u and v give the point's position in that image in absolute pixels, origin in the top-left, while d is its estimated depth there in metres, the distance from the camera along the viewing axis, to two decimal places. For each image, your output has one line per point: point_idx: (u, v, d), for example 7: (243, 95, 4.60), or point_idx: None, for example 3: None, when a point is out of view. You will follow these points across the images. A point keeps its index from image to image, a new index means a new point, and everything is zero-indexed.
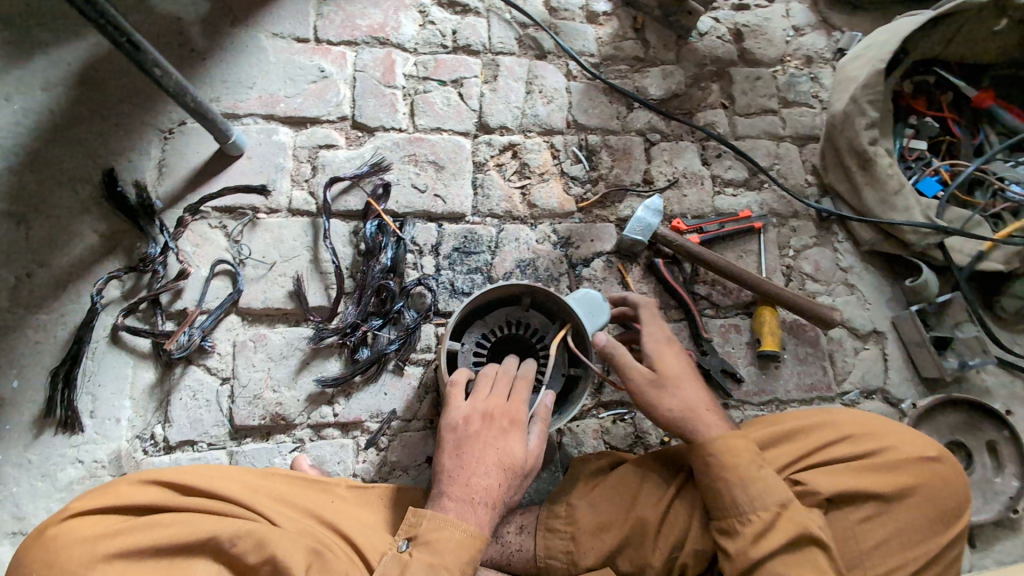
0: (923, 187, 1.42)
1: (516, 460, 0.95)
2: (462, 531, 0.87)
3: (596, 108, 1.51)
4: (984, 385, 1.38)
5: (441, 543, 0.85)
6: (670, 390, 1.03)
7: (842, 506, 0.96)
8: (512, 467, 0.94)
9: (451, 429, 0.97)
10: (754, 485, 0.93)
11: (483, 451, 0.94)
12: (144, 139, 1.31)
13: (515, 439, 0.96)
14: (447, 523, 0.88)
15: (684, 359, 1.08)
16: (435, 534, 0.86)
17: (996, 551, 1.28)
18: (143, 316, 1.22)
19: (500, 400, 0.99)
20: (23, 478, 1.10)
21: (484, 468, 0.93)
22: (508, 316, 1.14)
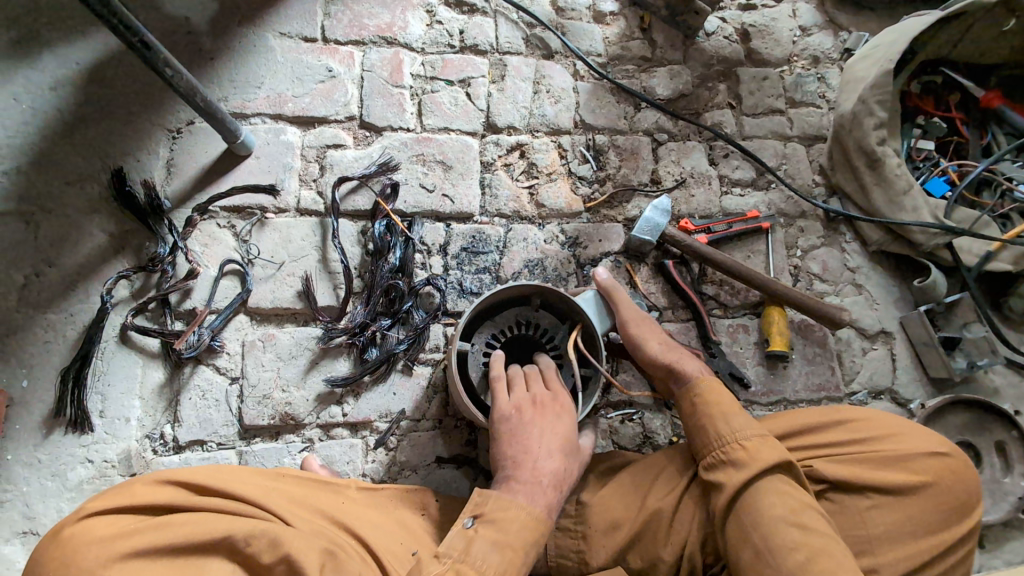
0: (931, 187, 1.42)
1: (572, 443, 0.99)
2: (534, 509, 0.88)
3: (603, 108, 1.50)
4: (992, 385, 1.38)
5: (515, 521, 0.86)
6: (651, 329, 1.14)
7: (854, 503, 0.96)
8: (569, 448, 0.98)
9: (502, 417, 0.98)
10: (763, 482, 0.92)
11: (540, 437, 0.96)
12: (152, 139, 1.31)
13: (568, 424, 1.00)
14: (515, 504, 0.88)
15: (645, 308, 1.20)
16: (507, 514, 0.86)
17: (1004, 551, 1.28)
18: (151, 315, 1.22)
19: (542, 390, 1.03)
20: (33, 477, 1.10)
21: (546, 451, 0.95)
22: (518, 316, 1.14)
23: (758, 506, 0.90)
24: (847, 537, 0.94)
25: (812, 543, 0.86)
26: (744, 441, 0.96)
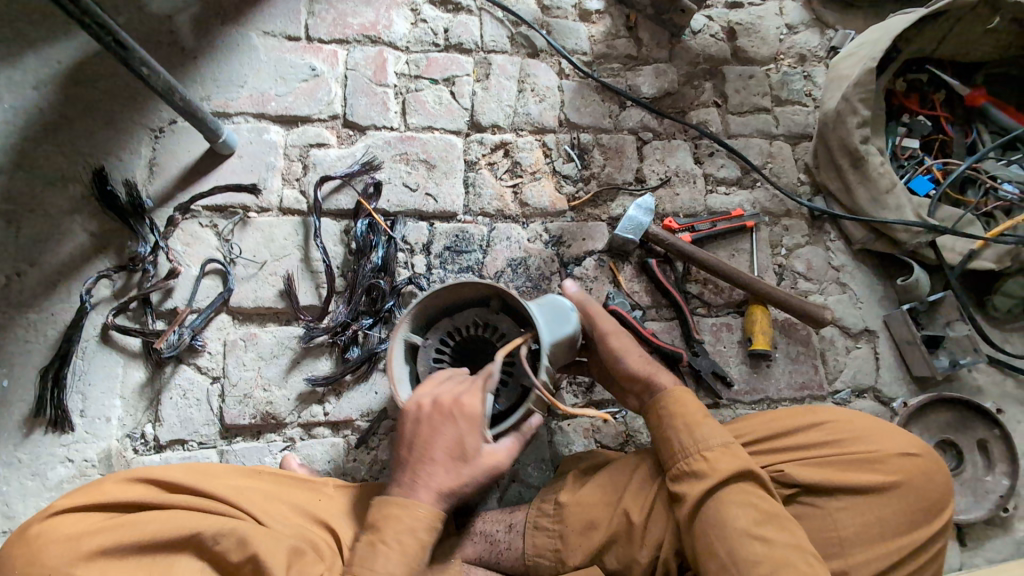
0: (916, 185, 1.42)
1: (467, 451, 0.91)
2: (411, 518, 0.87)
3: (588, 107, 1.50)
4: (976, 383, 1.38)
5: (396, 533, 0.86)
6: (628, 342, 1.12)
7: (825, 505, 0.96)
8: (461, 454, 0.91)
9: (406, 412, 0.94)
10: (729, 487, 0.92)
11: (434, 437, 0.91)
12: (135, 137, 1.31)
13: (468, 433, 0.91)
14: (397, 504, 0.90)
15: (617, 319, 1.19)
16: (389, 526, 0.87)
17: (986, 549, 1.28)
18: (133, 315, 1.22)
19: (454, 392, 0.93)
20: (12, 477, 1.10)
21: (432, 453, 0.91)
22: (476, 316, 1.04)
23: (729, 506, 0.90)
24: (817, 540, 0.95)
25: (779, 546, 0.86)
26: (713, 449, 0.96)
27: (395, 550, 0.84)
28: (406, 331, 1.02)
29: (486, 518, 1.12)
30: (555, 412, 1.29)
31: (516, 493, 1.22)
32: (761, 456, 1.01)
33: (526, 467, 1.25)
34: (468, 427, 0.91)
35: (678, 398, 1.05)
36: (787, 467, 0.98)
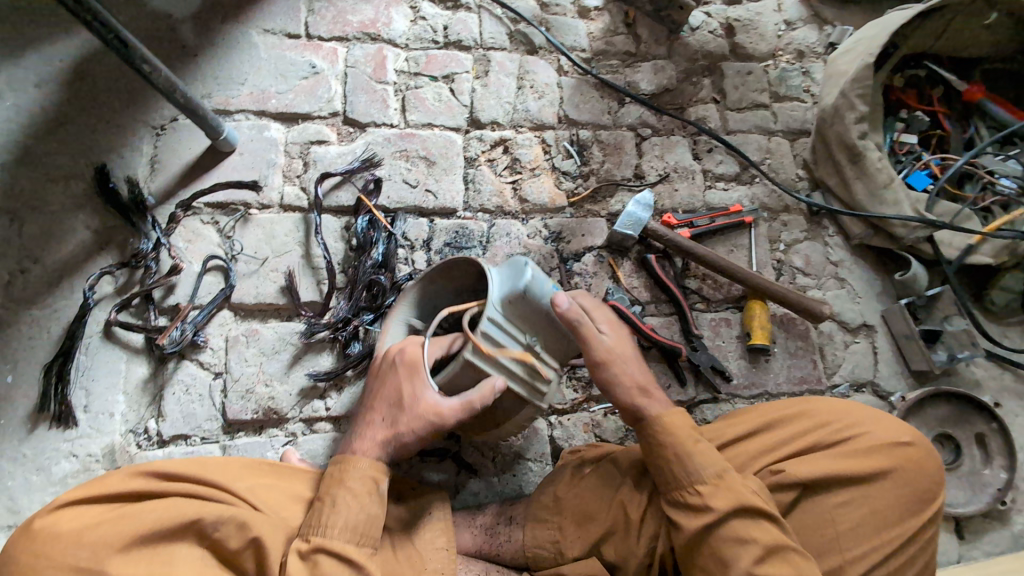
0: (914, 180, 1.42)
1: (407, 399, 0.98)
2: (349, 473, 0.93)
3: (587, 103, 1.51)
4: (973, 377, 1.38)
5: (332, 490, 0.90)
6: (623, 365, 1.05)
7: (823, 500, 0.96)
8: (401, 401, 0.98)
9: (374, 367, 1.06)
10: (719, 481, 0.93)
11: (384, 390, 1.00)
12: (136, 135, 1.32)
13: (409, 380, 0.99)
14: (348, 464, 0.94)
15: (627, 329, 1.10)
16: (327, 485, 0.92)
17: (984, 542, 1.29)
18: (135, 311, 1.23)
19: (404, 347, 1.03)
20: (17, 472, 1.11)
21: (377, 401, 1.00)
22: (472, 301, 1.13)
23: (728, 497, 0.91)
24: (815, 533, 0.95)
25: (771, 538, 0.88)
26: (708, 480, 0.94)
27: (332, 507, 0.89)
28: (405, 314, 1.14)
29: (487, 513, 1.14)
30: (554, 407, 1.30)
31: (516, 487, 1.24)
32: (757, 456, 1.00)
33: (526, 461, 1.26)
34: (410, 377, 0.99)
35: (670, 421, 1.00)
36: (783, 465, 0.98)
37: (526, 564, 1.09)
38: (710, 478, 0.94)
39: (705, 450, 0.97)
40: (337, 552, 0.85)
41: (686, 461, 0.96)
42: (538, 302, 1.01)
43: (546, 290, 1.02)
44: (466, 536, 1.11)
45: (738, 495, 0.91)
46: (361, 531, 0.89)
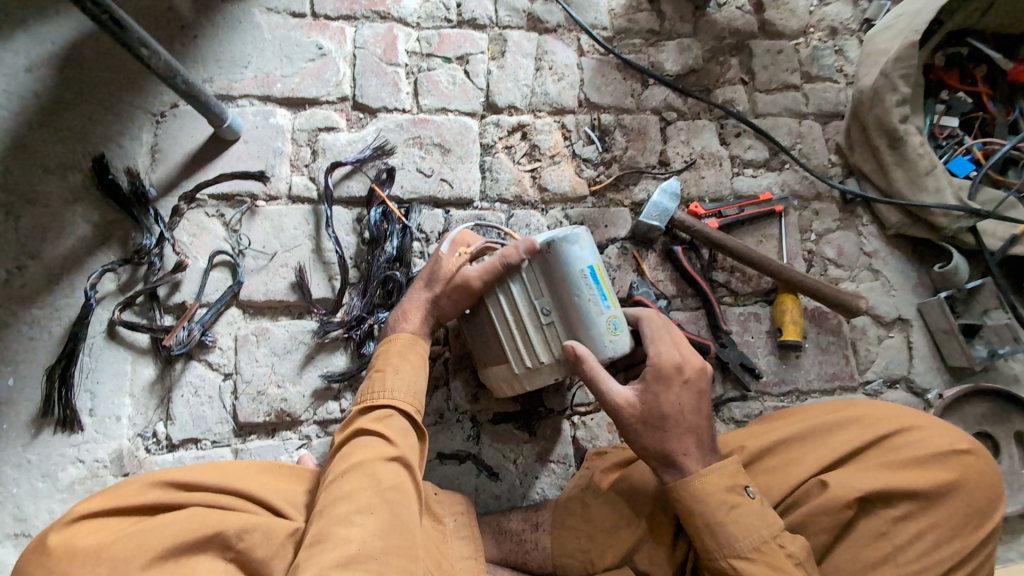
0: (955, 166, 1.35)
1: (440, 270, 1.07)
2: (400, 345, 1.03)
3: (609, 85, 1.43)
4: (1012, 373, 1.33)
5: (388, 360, 1.00)
6: (642, 425, 0.92)
7: (879, 515, 0.89)
8: (434, 277, 1.08)
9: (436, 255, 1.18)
10: (730, 528, 0.86)
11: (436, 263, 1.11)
12: (134, 123, 1.24)
13: (450, 257, 1.09)
14: (403, 343, 1.04)
15: (687, 393, 0.95)
16: (382, 358, 1.02)
17: (1020, 543, 1.26)
18: (140, 309, 1.17)
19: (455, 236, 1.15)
20: (23, 478, 1.07)
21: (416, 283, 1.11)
22: None
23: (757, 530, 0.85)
24: (869, 550, 0.88)
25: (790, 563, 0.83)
26: (745, 553, 0.85)
27: (391, 373, 0.99)
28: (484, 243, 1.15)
29: (512, 517, 1.10)
30: (576, 407, 1.25)
31: (536, 493, 1.19)
32: (805, 463, 0.96)
33: (549, 464, 1.22)
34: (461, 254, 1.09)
35: (705, 486, 0.88)
36: (828, 477, 0.92)
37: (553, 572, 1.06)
38: (749, 552, 0.84)
39: (741, 517, 0.86)
40: (397, 408, 0.95)
41: (719, 531, 0.86)
42: (561, 266, 0.96)
43: (579, 262, 0.95)
44: (491, 543, 1.08)
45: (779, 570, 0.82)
46: (418, 395, 0.99)
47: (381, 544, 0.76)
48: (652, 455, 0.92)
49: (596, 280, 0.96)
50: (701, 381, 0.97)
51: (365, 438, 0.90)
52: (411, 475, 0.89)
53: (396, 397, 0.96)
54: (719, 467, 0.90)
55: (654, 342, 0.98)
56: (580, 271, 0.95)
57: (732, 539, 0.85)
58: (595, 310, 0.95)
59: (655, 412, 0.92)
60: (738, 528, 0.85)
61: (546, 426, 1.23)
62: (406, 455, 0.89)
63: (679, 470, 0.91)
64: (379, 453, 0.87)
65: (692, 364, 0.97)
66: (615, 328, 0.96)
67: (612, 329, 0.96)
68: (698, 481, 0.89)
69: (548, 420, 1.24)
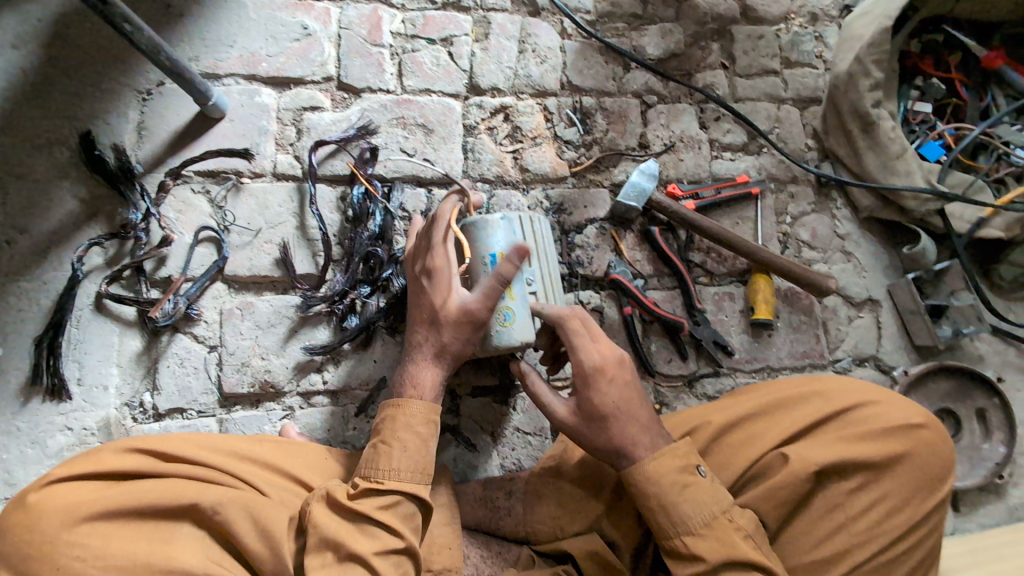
0: (926, 151, 1.39)
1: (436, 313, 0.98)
2: (406, 415, 0.93)
3: (591, 69, 1.45)
4: (977, 352, 1.38)
5: (395, 432, 0.91)
6: (588, 428, 0.95)
7: (833, 488, 0.92)
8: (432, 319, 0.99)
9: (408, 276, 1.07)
10: (677, 508, 0.89)
11: (416, 309, 1.02)
12: (121, 100, 1.26)
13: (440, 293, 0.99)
14: (411, 415, 0.93)
15: (621, 387, 0.96)
16: (388, 427, 0.93)
17: (978, 514, 1.31)
18: (127, 283, 1.20)
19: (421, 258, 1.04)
20: (13, 444, 1.11)
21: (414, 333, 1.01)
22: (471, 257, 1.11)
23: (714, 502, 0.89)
24: (821, 522, 0.91)
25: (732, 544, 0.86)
26: (696, 530, 0.88)
27: (398, 449, 0.90)
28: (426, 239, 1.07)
29: (486, 486, 1.14)
30: (553, 381, 1.30)
31: (513, 463, 1.25)
32: (767, 437, 0.98)
33: (526, 436, 1.26)
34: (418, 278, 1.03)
35: (655, 469, 0.91)
36: (789, 448, 0.94)
37: (525, 540, 1.08)
38: (699, 527, 0.88)
39: (694, 496, 0.89)
40: (405, 492, 0.88)
41: (673, 510, 0.89)
42: (472, 254, 1.03)
43: (482, 249, 1.01)
44: (465, 510, 1.11)
45: (728, 546, 0.86)
46: (425, 469, 0.91)
47: None
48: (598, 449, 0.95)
49: None
50: (627, 369, 0.98)
51: (372, 526, 0.84)
52: (414, 557, 0.87)
53: (406, 483, 0.88)
54: (665, 451, 0.93)
55: (575, 344, 0.97)
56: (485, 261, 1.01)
57: (687, 513, 0.88)
58: None
59: (595, 413, 0.94)
60: (691, 504, 0.89)
61: (522, 400, 1.28)
62: (413, 544, 0.86)
63: (631, 460, 0.94)
64: (384, 543, 0.83)
65: (613, 355, 0.98)
66: (505, 319, 0.99)
67: (502, 320, 0.99)
68: (649, 468, 0.92)
69: (525, 394, 1.28)
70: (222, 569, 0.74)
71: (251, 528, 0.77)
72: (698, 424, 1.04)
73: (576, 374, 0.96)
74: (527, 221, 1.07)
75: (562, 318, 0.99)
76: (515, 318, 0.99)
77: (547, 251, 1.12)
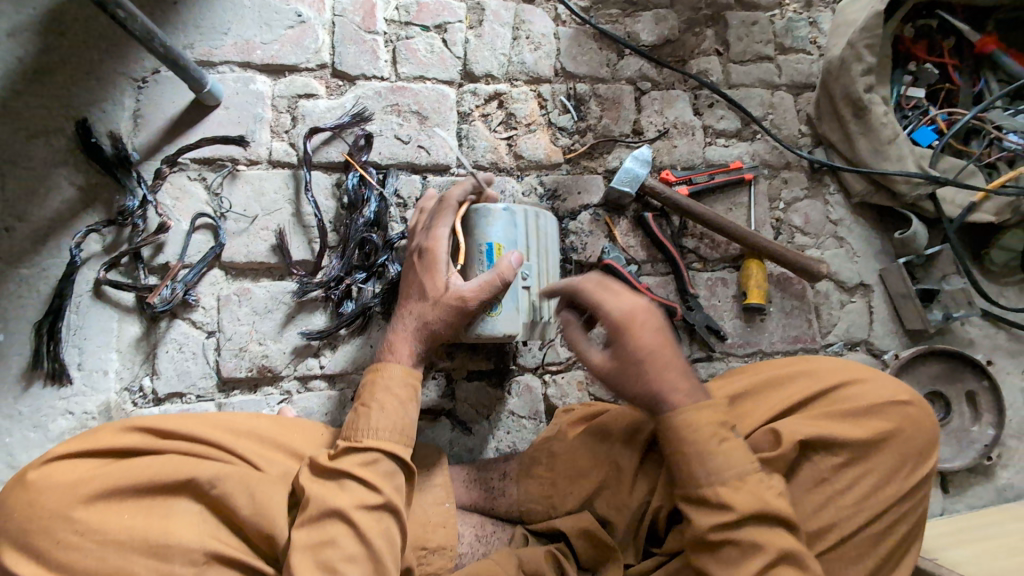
0: (919, 136, 1.39)
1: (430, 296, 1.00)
2: (384, 379, 0.96)
3: (585, 55, 1.45)
4: (968, 336, 1.39)
5: (374, 395, 0.94)
6: (627, 378, 0.94)
7: (820, 464, 0.93)
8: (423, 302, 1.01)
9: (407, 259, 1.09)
10: (714, 459, 0.88)
11: (408, 284, 1.06)
12: (117, 88, 1.26)
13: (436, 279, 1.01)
14: (391, 381, 0.96)
15: (653, 332, 0.94)
16: (367, 391, 0.95)
17: (967, 495, 1.34)
18: (125, 269, 1.21)
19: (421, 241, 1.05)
20: (15, 428, 1.12)
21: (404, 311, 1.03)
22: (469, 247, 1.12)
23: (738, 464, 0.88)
24: (810, 497, 0.93)
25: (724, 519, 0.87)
26: (730, 483, 0.87)
27: (376, 410, 0.92)
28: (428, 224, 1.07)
29: (479, 467, 1.15)
30: (547, 365, 1.31)
31: (508, 446, 1.26)
32: (754, 416, 1.00)
33: (520, 419, 1.28)
34: (412, 256, 1.07)
35: (696, 418, 0.91)
36: (778, 424, 0.95)
37: (520, 518, 1.10)
38: (733, 480, 0.87)
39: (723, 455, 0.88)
40: (382, 450, 0.89)
41: (706, 466, 0.88)
42: (470, 235, 1.06)
43: (480, 237, 1.05)
44: (461, 490, 1.12)
45: (762, 500, 0.85)
46: (403, 432, 0.93)
47: None
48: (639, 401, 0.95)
49: (490, 258, 1.04)
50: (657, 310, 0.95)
51: (350, 483, 0.85)
52: (397, 516, 0.86)
53: (383, 440, 0.90)
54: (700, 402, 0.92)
55: (600, 295, 0.94)
56: (481, 246, 1.05)
57: (713, 469, 0.88)
58: None
59: (629, 359, 0.92)
60: (720, 460, 0.88)
61: (517, 383, 1.29)
62: (393, 500, 0.86)
63: (669, 407, 0.93)
64: (362, 498, 0.84)
65: (641, 301, 0.95)
66: (492, 309, 1.02)
67: (490, 310, 1.02)
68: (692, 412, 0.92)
69: (520, 378, 1.30)
70: (219, 542, 0.77)
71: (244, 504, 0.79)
72: None
73: (605, 324, 0.94)
74: (530, 215, 1.10)
75: (577, 279, 0.98)
76: (502, 309, 1.03)
77: (549, 247, 1.15)
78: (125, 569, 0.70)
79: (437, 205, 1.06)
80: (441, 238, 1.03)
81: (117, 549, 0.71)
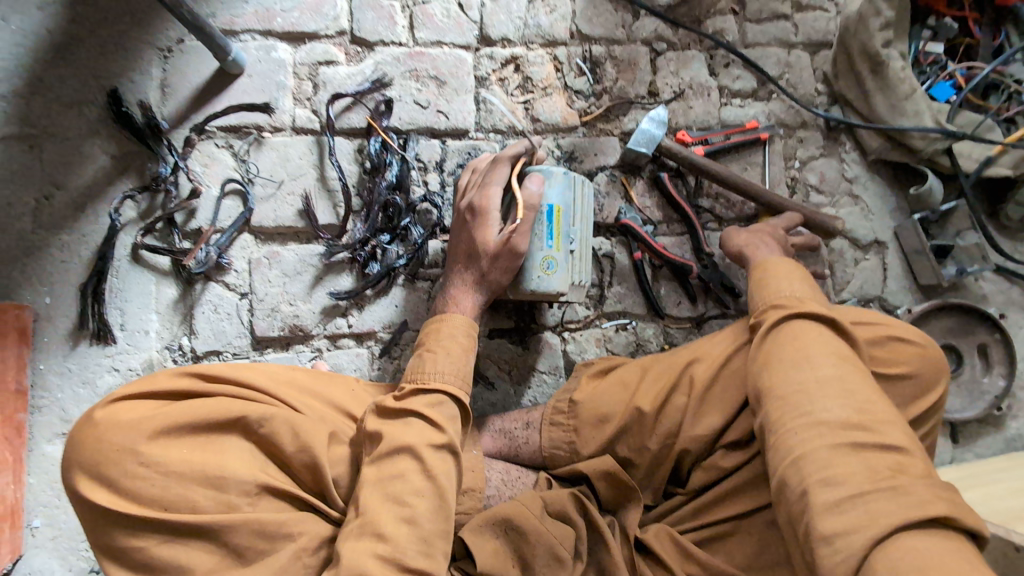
0: (936, 92, 1.40)
1: (480, 250, 1.06)
2: (450, 326, 1.03)
3: (600, 17, 1.44)
4: (981, 292, 1.41)
5: (439, 340, 1.01)
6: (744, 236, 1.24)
7: None
8: (473, 256, 1.07)
9: (455, 214, 1.13)
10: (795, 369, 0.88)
11: (459, 240, 1.10)
12: (144, 58, 1.29)
13: (485, 232, 1.06)
14: (455, 334, 1.03)
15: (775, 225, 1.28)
16: (432, 337, 1.02)
17: (976, 445, 1.38)
18: (160, 235, 1.26)
19: (475, 195, 1.10)
20: (65, 384, 1.20)
21: (454, 263, 1.10)
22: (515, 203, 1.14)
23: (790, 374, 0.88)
24: None
25: None
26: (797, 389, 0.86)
27: (442, 355, 0.99)
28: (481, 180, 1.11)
29: (504, 419, 1.21)
30: (566, 323, 1.36)
31: (529, 400, 1.32)
32: None
33: (541, 374, 1.34)
34: (463, 212, 1.10)
35: (792, 338, 0.93)
36: None
37: (544, 464, 1.15)
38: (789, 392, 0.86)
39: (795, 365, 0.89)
40: (448, 393, 0.96)
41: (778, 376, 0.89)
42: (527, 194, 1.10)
43: (541, 197, 1.09)
44: (486, 439, 1.19)
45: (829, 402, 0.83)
46: (465, 376, 1.00)
47: (431, 524, 0.84)
48: (733, 251, 1.23)
49: (549, 220, 1.09)
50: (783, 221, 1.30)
51: (415, 421, 0.91)
52: (456, 458, 0.92)
53: (453, 380, 0.98)
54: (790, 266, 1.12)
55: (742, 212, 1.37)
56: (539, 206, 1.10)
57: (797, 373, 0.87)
58: (536, 245, 1.08)
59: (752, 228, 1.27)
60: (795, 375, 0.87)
61: (538, 341, 1.34)
62: (456, 441, 0.92)
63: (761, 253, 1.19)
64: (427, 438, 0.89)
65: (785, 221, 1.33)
66: (548, 268, 1.09)
67: (543, 268, 1.08)
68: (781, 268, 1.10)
69: (540, 335, 1.34)
70: (267, 476, 0.83)
71: (289, 442, 0.85)
72: (696, 362, 1.06)
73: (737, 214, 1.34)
74: (580, 183, 1.14)
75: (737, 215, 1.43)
76: (557, 268, 1.10)
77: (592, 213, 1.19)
78: (187, 497, 0.77)
79: (493, 163, 1.10)
80: (493, 194, 1.07)
81: (178, 480, 0.78)
